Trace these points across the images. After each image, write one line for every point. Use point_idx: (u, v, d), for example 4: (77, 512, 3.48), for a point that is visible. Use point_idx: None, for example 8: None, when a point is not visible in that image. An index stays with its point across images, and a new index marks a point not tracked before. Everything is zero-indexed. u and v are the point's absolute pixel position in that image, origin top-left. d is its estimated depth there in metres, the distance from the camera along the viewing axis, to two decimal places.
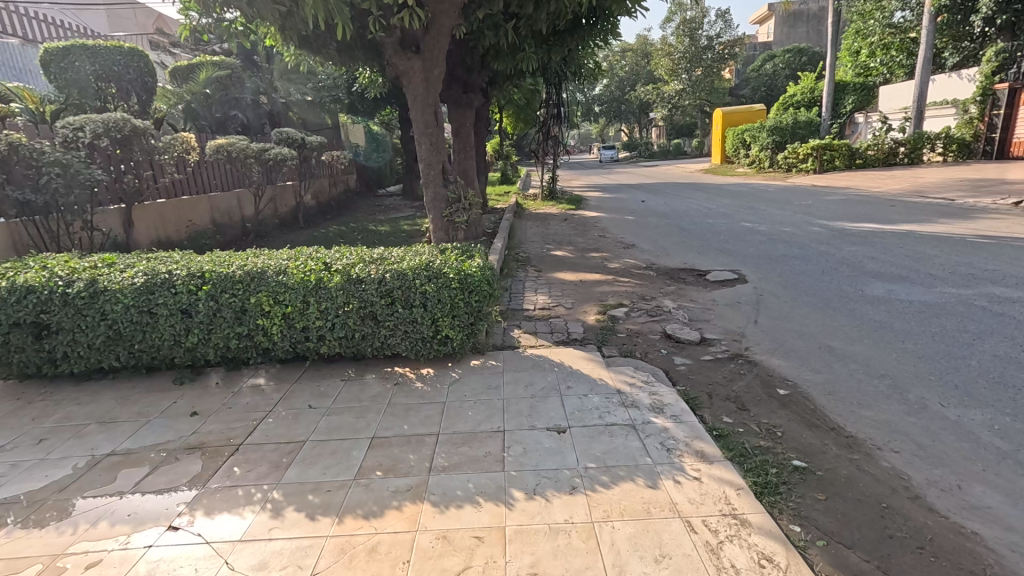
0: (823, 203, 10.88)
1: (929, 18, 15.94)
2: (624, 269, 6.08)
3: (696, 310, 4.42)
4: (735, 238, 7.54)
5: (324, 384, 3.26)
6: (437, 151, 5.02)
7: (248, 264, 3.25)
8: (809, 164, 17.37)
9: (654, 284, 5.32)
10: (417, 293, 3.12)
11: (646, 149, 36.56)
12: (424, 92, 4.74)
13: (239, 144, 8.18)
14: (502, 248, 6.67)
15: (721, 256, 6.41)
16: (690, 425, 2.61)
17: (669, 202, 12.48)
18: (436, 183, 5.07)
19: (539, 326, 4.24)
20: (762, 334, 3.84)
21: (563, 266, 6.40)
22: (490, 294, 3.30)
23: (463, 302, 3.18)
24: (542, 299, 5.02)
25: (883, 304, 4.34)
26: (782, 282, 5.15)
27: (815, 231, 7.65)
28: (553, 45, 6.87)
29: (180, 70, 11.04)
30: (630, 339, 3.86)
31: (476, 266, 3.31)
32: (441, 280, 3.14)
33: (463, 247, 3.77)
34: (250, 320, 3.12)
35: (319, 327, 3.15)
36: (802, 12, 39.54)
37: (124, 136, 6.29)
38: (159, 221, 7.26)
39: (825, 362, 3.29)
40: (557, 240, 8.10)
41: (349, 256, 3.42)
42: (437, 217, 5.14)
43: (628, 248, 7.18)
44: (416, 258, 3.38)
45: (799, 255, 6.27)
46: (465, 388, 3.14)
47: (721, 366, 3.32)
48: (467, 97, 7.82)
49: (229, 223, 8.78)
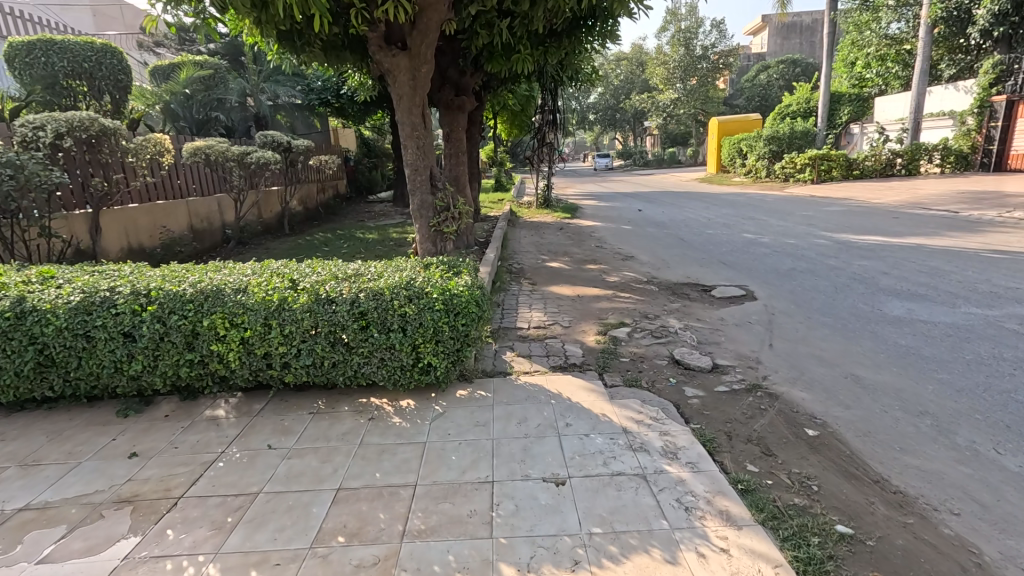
0: (824, 214, 10.65)
1: (927, 30, 15.89)
2: (624, 282, 5.74)
3: (705, 331, 4.07)
4: (738, 251, 7.23)
5: (289, 418, 2.85)
6: (424, 156, 4.63)
7: (203, 280, 2.86)
8: (807, 174, 17.21)
9: (657, 300, 4.97)
10: (395, 315, 2.73)
11: (641, 157, 36.46)
12: (410, 92, 4.36)
13: (217, 146, 7.70)
14: (494, 258, 6.31)
15: (725, 270, 6.09)
16: (710, 475, 2.24)
17: (666, 211, 12.22)
18: (423, 191, 4.65)
19: (534, 348, 3.86)
20: (779, 360, 3.49)
21: (559, 279, 6.05)
22: (479, 316, 2.93)
23: (447, 325, 2.79)
24: (537, 316, 4.64)
25: (906, 325, 4.01)
26: (794, 300, 4.81)
27: (821, 243, 7.36)
28: (550, 47, 6.56)
29: (161, 70, 10.66)
30: (634, 365, 3.49)
31: (463, 284, 2.93)
32: (424, 300, 2.76)
33: (450, 262, 3.39)
34: (203, 345, 2.72)
35: (283, 354, 2.75)
36: (795, 24, 39.85)
37: (90, 136, 5.88)
38: (129, 227, 6.84)
39: (854, 395, 2.93)
40: (553, 250, 7.76)
41: (320, 272, 3.03)
42: (424, 226, 4.72)
43: (627, 260, 6.85)
44: (395, 274, 3.00)
45: (807, 269, 5.96)
46: (450, 424, 2.76)
47: (738, 400, 2.96)
48: (461, 100, 7.48)
49: (208, 229, 8.34)
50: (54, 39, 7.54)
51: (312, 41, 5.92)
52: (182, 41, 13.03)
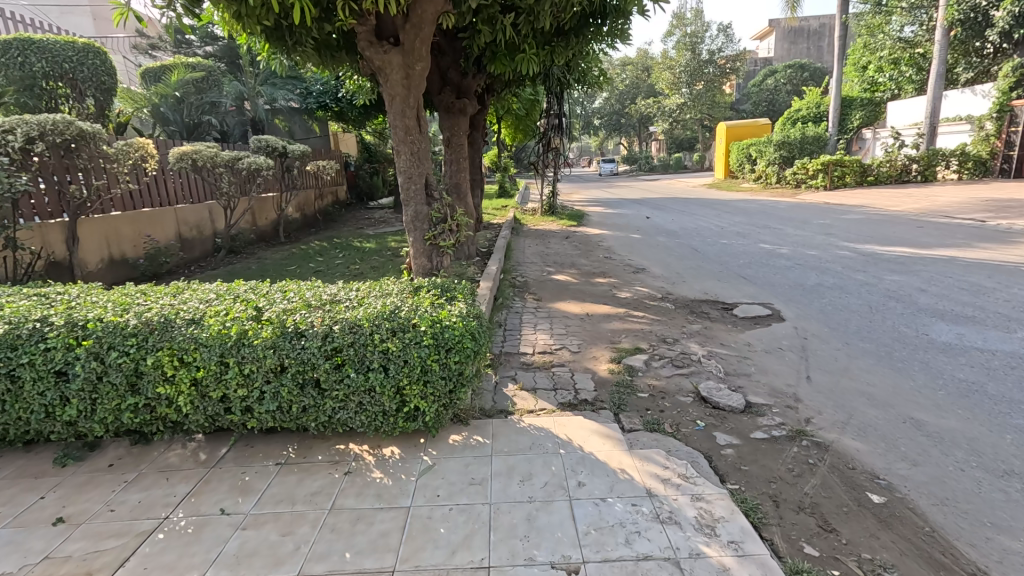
0: (842, 223, 10.17)
1: (943, 33, 15.43)
2: (636, 299, 5.31)
3: (732, 360, 3.63)
4: (757, 263, 6.79)
5: (251, 471, 2.42)
6: (419, 162, 4.18)
7: (154, 309, 2.44)
8: (819, 181, 16.74)
9: (675, 321, 4.52)
10: (374, 352, 2.30)
11: (647, 162, 35.99)
12: (404, 92, 3.95)
13: (206, 151, 7.22)
14: (496, 271, 5.89)
15: (746, 286, 5.63)
16: (760, 563, 1.79)
17: (675, 219, 11.80)
18: (419, 201, 4.19)
19: (539, 379, 3.42)
20: (821, 397, 3.04)
21: (566, 294, 5.63)
22: (476, 351, 2.49)
23: (438, 363, 2.36)
24: (543, 339, 4.20)
25: (960, 353, 3.56)
26: (827, 321, 4.35)
27: (845, 255, 6.91)
28: (557, 47, 6.09)
29: (152, 71, 10.39)
30: (654, 404, 3.05)
31: (457, 313, 2.50)
32: (410, 334, 2.34)
33: (443, 285, 2.96)
34: (148, 387, 2.30)
35: (244, 398, 2.33)
36: (802, 28, 39.43)
37: (66, 140, 5.45)
38: (110, 236, 6.48)
39: (919, 446, 2.48)
40: (559, 261, 7.32)
41: (291, 299, 2.61)
42: (418, 239, 4.23)
43: (638, 273, 6.41)
44: (377, 301, 2.58)
45: (835, 285, 5.52)
46: (440, 481, 2.32)
47: (781, 450, 2.51)
48: (461, 103, 7.03)
49: (197, 237, 7.97)
50: (31, 38, 7.22)
51: (305, 40, 5.52)
52: (178, 44, 12.72)
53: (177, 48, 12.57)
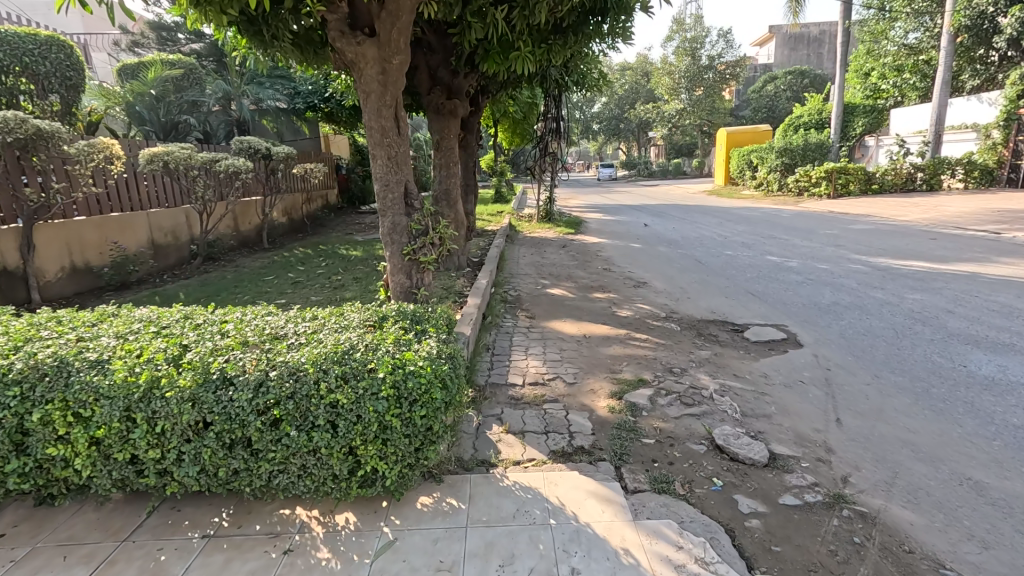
0: (850, 234, 9.78)
1: (949, 39, 15.14)
2: (638, 317, 4.88)
3: (748, 395, 3.18)
4: (765, 277, 6.39)
5: (169, 548, 1.96)
6: (397, 168, 3.71)
7: (51, 348, 1.99)
8: (823, 188, 16.41)
9: (681, 346, 4.08)
10: (320, 405, 1.86)
11: (646, 167, 35.61)
12: (380, 88, 3.50)
13: (178, 153, 6.74)
14: (486, 285, 5.45)
15: (756, 304, 5.20)
16: None
17: (677, 227, 11.42)
18: (397, 211, 3.71)
19: (529, 420, 2.98)
20: (857, 447, 2.60)
21: (561, 311, 5.20)
22: (449, 400, 2.05)
23: (400, 418, 1.92)
24: (534, 366, 3.76)
25: (1006, 390, 3.15)
26: (850, 348, 3.92)
27: (858, 269, 6.51)
28: (554, 45, 5.70)
29: (129, 68, 10.23)
30: (662, 453, 2.61)
31: (425, 354, 2.05)
32: (364, 383, 1.90)
33: (414, 315, 2.52)
34: (36, 447, 1.84)
35: (157, 461, 1.87)
36: (801, 35, 39.39)
37: (20, 139, 5.03)
38: (72, 241, 6.02)
39: (987, 520, 2.05)
40: (554, 273, 6.89)
41: (227, 333, 2.16)
42: (396, 254, 3.75)
43: (639, 287, 6.00)
44: (329, 337, 2.14)
45: (852, 303, 5.11)
46: (401, 565, 1.86)
47: (819, 522, 2.07)
48: (452, 104, 6.65)
49: (172, 243, 7.51)
50: None
51: (283, 34, 5.12)
52: (162, 41, 12.29)
53: (163, 45, 12.29)
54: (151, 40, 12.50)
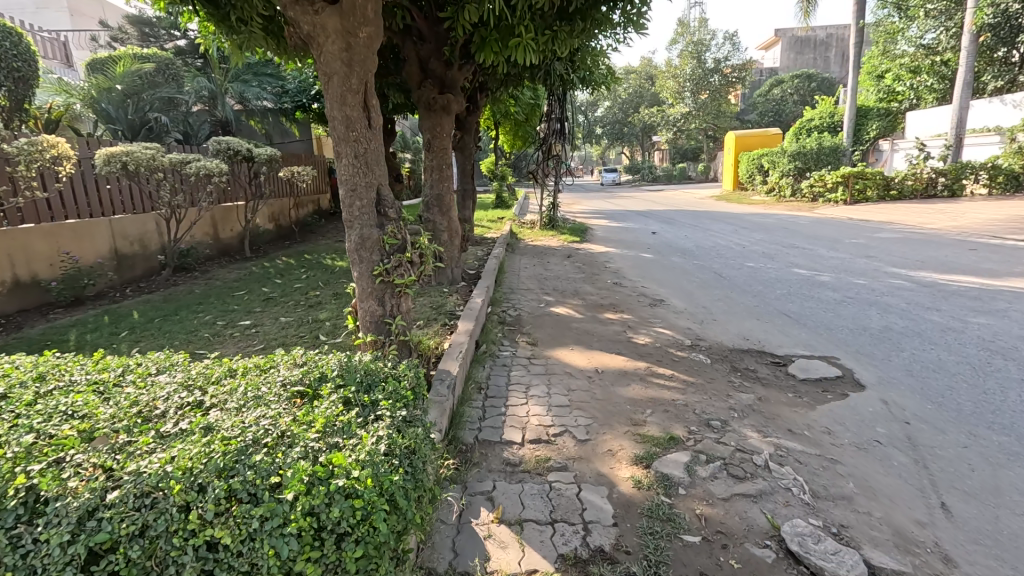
0: (878, 243, 9.02)
1: (971, 38, 14.38)
2: (658, 345, 4.16)
3: (814, 462, 2.45)
4: (797, 294, 5.68)
5: None
6: (369, 169, 2.97)
7: None
8: (839, 194, 15.67)
9: (715, 387, 3.34)
10: (186, 548, 1.11)
11: (650, 172, 34.93)
12: (345, 70, 2.79)
13: (139, 152, 6.05)
14: (481, 305, 4.72)
15: (794, 330, 4.46)
16: None
17: (689, 234, 10.72)
18: (366, 221, 2.97)
19: (528, 501, 2.24)
20: (984, 556, 1.88)
21: (568, 336, 4.48)
22: (402, 526, 1.30)
23: (320, 566, 1.17)
24: (536, 415, 3.02)
25: None
26: (926, 392, 3.18)
27: (902, 285, 5.78)
28: (560, 32, 5.00)
29: (97, 63, 9.63)
30: (713, 562, 1.88)
31: (366, 452, 1.31)
32: (265, 512, 1.15)
33: (368, 374, 1.77)
34: None
35: None
36: (809, 38, 38.65)
37: None
38: (16, 252, 5.35)
39: None
40: (559, 288, 6.17)
41: (70, 418, 1.41)
42: (366, 276, 3.00)
43: (656, 306, 5.28)
44: (224, 421, 1.40)
45: (906, 328, 4.39)
46: None
47: None
48: (445, 99, 5.93)
49: (140, 252, 6.82)
50: None
51: (250, 17, 4.42)
52: (144, 37, 11.65)
53: (144, 41, 11.68)
54: (132, 35, 11.86)
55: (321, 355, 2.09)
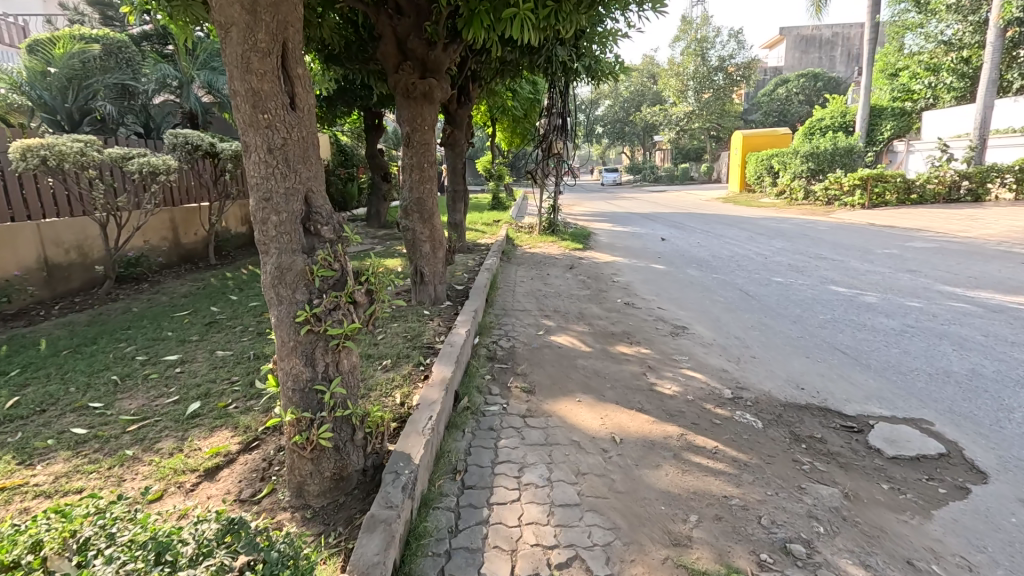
0: (914, 253, 8.10)
1: (997, 33, 13.46)
2: (688, 396, 3.24)
3: None
4: (844, 320, 4.77)
5: None
6: (291, 171, 2.04)
7: None
8: (856, 197, 14.81)
9: (781, 472, 2.42)
10: None
11: (652, 172, 34.06)
12: (251, 22, 1.86)
13: (63, 146, 5.07)
14: (463, 338, 3.77)
15: (857, 375, 3.54)
16: None
17: (701, 241, 9.84)
18: (285, 245, 2.04)
19: None
20: None
21: (573, 378, 3.56)
22: None
23: None
24: (532, 524, 2.10)
25: None
26: None
27: (968, 311, 4.87)
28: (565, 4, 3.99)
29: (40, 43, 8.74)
30: None
31: None
32: None
33: None
34: None
35: None
36: (815, 37, 37.74)
37: None
38: None
39: None
40: (561, 309, 5.26)
41: None
42: (284, 323, 2.06)
43: (678, 337, 4.35)
44: None
45: (999, 373, 3.48)
46: None
47: None
48: (427, 84, 4.93)
49: (78, 262, 5.88)
50: None
51: None
52: (107, 19, 10.81)
53: (105, 22, 10.87)
54: (97, 20, 11.03)
55: (132, 527, 1.27)
